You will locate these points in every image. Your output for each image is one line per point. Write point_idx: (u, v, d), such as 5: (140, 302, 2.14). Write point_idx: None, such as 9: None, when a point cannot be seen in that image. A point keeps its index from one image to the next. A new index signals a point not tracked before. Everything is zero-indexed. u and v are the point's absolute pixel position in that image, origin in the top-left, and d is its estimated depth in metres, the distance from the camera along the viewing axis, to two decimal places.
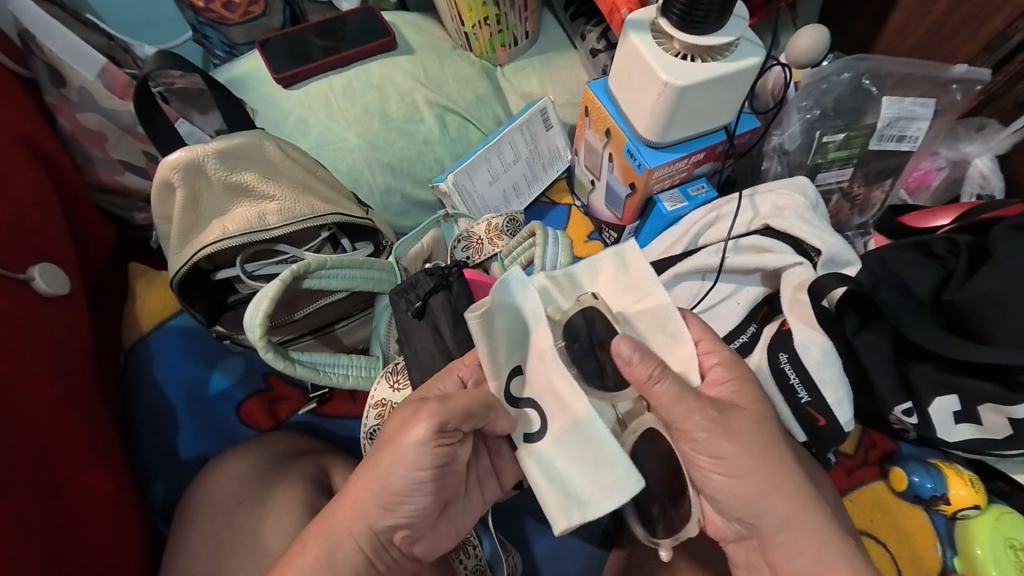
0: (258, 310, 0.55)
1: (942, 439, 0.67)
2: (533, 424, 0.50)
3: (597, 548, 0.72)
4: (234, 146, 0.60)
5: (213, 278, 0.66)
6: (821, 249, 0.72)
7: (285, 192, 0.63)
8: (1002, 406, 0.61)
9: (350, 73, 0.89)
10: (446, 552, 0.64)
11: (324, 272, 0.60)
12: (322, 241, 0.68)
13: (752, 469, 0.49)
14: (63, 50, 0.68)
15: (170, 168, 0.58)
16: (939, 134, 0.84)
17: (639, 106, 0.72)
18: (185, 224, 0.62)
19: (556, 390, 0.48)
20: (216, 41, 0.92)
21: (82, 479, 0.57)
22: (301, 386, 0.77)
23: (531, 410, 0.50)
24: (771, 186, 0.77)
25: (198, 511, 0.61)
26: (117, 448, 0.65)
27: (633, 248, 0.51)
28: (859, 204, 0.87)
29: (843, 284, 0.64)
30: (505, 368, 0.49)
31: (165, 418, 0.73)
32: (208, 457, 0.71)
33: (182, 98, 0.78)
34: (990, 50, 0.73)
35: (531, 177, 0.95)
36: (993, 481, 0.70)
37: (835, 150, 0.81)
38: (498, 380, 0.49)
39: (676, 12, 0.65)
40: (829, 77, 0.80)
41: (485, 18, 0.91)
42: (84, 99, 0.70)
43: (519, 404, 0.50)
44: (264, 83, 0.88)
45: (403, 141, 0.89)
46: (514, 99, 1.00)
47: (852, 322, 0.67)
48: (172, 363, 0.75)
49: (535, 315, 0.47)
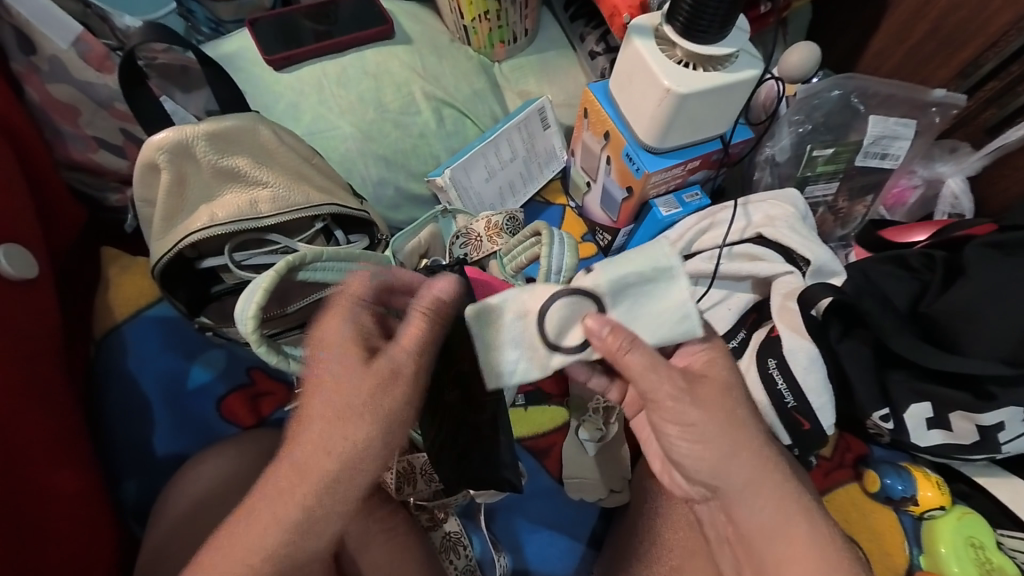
0: (250, 303, 0.52)
1: (914, 444, 0.70)
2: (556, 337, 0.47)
3: (587, 549, 0.72)
4: (226, 128, 0.58)
5: (197, 266, 0.63)
6: (811, 259, 0.75)
7: (280, 179, 0.61)
8: (971, 413, 0.64)
9: (345, 59, 0.86)
10: (437, 552, 0.66)
11: (319, 263, 0.56)
12: (316, 232, 0.65)
13: (756, 463, 0.50)
14: (35, 16, 0.62)
15: (155, 148, 0.55)
16: (917, 154, 0.88)
17: (640, 111, 0.73)
18: (170, 208, 0.59)
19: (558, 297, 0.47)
20: (200, 17, 0.89)
21: (48, 479, 0.53)
22: (288, 381, 0.75)
23: (568, 317, 0.47)
24: (763, 196, 0.80)
25: (175, 511, 0.58)
26: (87, 444, 0.60)
27: (640, 306, 0.48)
28: (842, 217, 0.91)
29: (829, 294, 0.67)
30: (655, 286, 0.47)
31: (139, 413, 0.68)
32: (187, 455, 0.68)
33: (163, 75, 0.73)
34: (962, 77, 0.77)
35: (526, 176, 0.94)
36: (955, 483, 0.75)
37: (824, 164, 0.85)
38: (669, 275, 0.47)
39: (680, 20, 0.66)
40: (819, 93, 0.82)
41: (484, 12, 0.89)
42: (56, 68, 0.65)
43: (631, 315, 0.48)
44: (253, 64, 0.84)
45: (398, 133, 0.87)
46: (510, 97, 0.98)
47: (836, 330, 0.70)
48: (147, 355, 0.71)
49: (670, 269, 0.47)
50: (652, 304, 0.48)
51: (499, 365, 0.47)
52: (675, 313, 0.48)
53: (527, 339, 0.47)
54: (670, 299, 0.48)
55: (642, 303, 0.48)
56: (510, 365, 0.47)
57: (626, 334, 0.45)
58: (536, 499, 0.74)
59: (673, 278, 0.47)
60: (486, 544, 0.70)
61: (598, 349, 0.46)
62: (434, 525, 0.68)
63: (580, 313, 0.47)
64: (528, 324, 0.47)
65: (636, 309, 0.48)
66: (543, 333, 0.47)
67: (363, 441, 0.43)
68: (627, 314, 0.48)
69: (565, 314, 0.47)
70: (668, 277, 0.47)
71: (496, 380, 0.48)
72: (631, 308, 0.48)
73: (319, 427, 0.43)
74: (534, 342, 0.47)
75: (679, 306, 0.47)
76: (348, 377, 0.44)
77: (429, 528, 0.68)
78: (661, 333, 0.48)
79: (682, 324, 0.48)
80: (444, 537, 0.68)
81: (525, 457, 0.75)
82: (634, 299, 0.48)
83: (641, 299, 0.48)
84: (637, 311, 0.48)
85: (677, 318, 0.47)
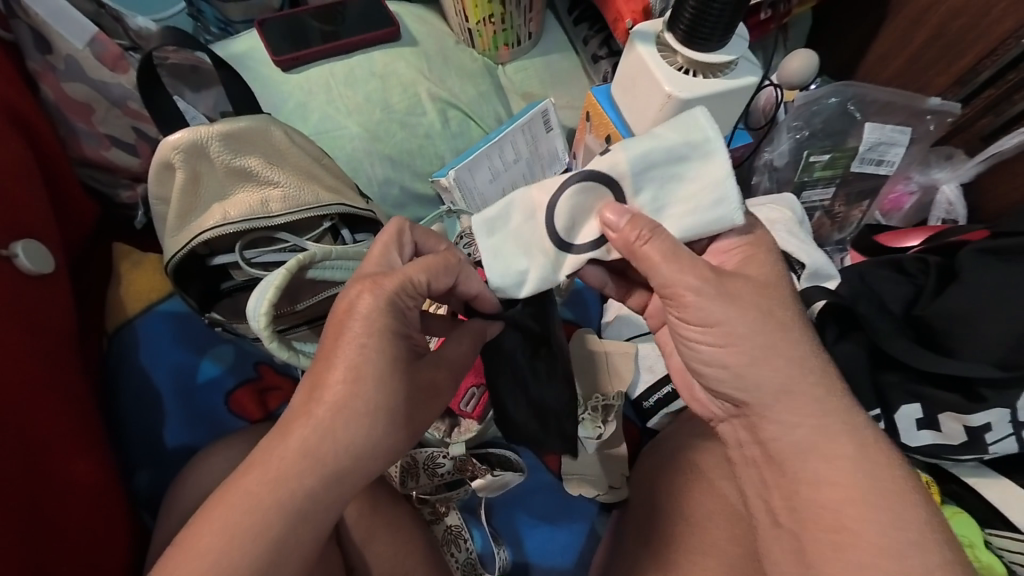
0: (262, 299, 0.54)
1: (905, 445, 0.70)
2: (570, 239, 0.51)
3: (586, 543, 0.73)
4: (240, 129, 0.59)
5: (209, 263, 0.65)
6: (806, 262, 0.77)
7: (290, 179, 0.63)
8: (962, 415, 0.65)
9: (352, 60, 0.88)
10: (439, 544, 0.68)
11: (328, 262, 0.60)
12: (324, 231, 0.66)
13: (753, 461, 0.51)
14: (50, 15, 0.63)
15: (171, 148, 0.57)
16: (914, 161, 0.89)
17: (642, 115, 0.75)
18: (184, 206, 0.61)
19: (576, 190, 0.50)
20: (210, 17, 0.90)
21: (65, 467, 0.55)
22: (294, 376, 0.77)
23: (585, 214, 0.51)
24: (761, 201, 0.82)
25: (186, 501, 0.59)
26: (101, 434, 0.62)
27: (673, 186, 0.51)
28: (839, 222, 0.92)
29: (823, 297, 0.71)
30: (686, 164, 0.51)
31: (150, 406, 0.70)
32: (196, 448, 0.69)
33: (174, 74, 0.75)
34: (961, 84, 0.78)
35: (529, 177, 0.96)
36: (948, 483, 0.77)
37: (820, 169, 0.86)
38: (699, 150, 0.50)
39: (682, 27, 0.67)
40: (818, 99, 0.84)
41: (489, 15, 0.91)
42: (72, 67, 0.67)
43: (659, 196, 0.51)
44: (262, 64, 0.86)
45: (404, 133, 0.88)
46: (515, 98, 1.00)
47: (831, 332, 0.72)
48: (158, 350, 0.72)
49: (700, 146, 0.50)
50: (685, 186, 0.51)
51: (519, 265, 0.51)
52: (708, 193, 0.50)
53: (540, 241, 0.51)
54: (701, 177, 0.50)
55: (674, 185, 0.51)
56: (530, 262, 0.51)
57: (645, 222, 0.47)
58: (537, 494, 0.76)
59: (704, 156, 0.50)
60: (487, 538, 0.72)
61: (615, 241, 0.49)
62: (436, 519, 0.70)
63: (601, 204, 0.51)
64: (542, 221, 0.51)
65: (668, 190, 0.51)
66: (556, 233, 0.51)
67: (352, 442, 0.45)
68: (658, 194, 0.51)
69: (584, 207, 0.51)
70: (699, 154, 0.50)
71: (515, 278, 0.51)
72: (661, 188, 0.51)
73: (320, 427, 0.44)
74: (547, 241, 0.51)
75: (714, 185, 0.50)
76: (356, 369, 0.46)
77: (432, 521, 0.70)
78: (695, 213, 0.50)
79: (715, 204, 0.50)
80: (446, 531, 0.70)
81: (526, 454, 0.77)
82: (660, 186, 0.51)
83: (672, 180, 0.51)
84: (663, 198, 0.51)
85: (714, 201, 0.50)
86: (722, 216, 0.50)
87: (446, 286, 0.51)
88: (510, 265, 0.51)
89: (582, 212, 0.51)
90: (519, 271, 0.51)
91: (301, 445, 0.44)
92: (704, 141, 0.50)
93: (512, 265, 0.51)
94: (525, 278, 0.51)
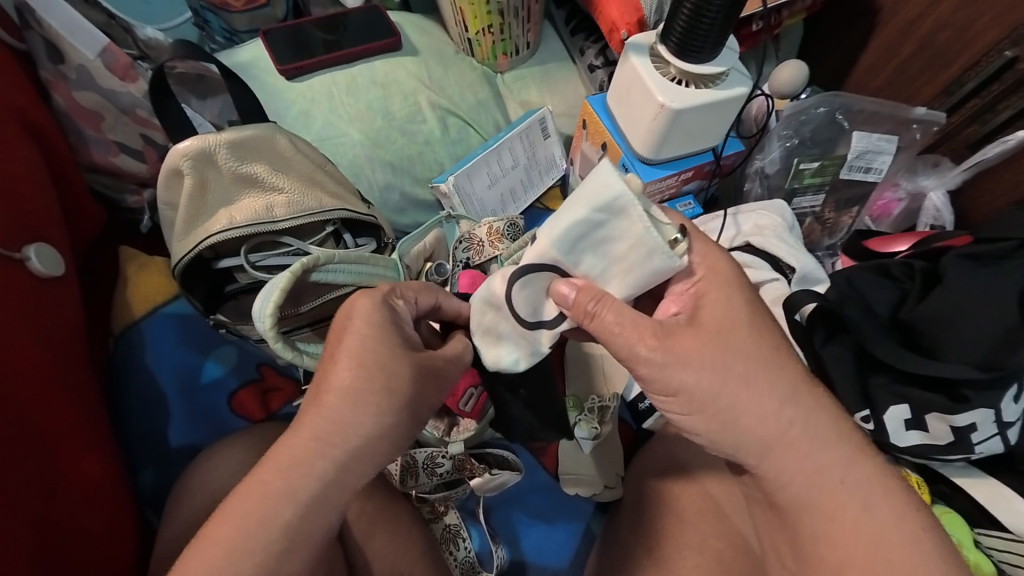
0: (268, 301, 0.56)
1: (894, 445, 0.72)
2: (537, 315, 0.52)
3: (582, 543, 0.74)
4: (246, 138, 0.61)
5: (214, 266, 0.66)
6: (795, 267, 0.79)
7: (294, 186, 0.65)
8: (946, 414, 0.67)
9: (354, 69, 0.90)
10: (438, 543, 0.70)
11: (332, 265, 0.61)
12: (326, 235, 0.68)
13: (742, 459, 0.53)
14: (63, 27, 0.65)
15: (181, 155, 0.59)
16: (901, 167, 0.91)
17: (636, 124, 0.77)
18: (191, 211, 0.62)
19: (518, 279, 0.50)
20: (216, 26, 0.92)
21: (74, 464, 0.56)
22: (294, 377, 0.78)
23: (542, 293, 0.51)
24: (752, 207, 0.84)
25: (189, 498, 0.61)
26: (107, 433, 0.63)
27: (610, 249, 0.48)
28: (829, 227, 0.95)
29: (812, 300, 0.72)
30: (607, 229, 0.47)
31: (155, 406, 0.71)
32: (201, 446, 0.71)
33: (182, 83, 0.77)
34: (947, 94, 0.81)
35: (527, 183, 0.98)
36: (937, 484, 0.77)
37: (810, 176, 0.88)
38: (612, 212, 0.46)
39: (673, 40, 0.69)
40: (806, 109, 0.86)
41: (489, 26, 0.93)
42: (83, 77, 0.69)
43: (602, 265, 0.49)
44: (267, 73, 0.88)
45: (405, 140, 0.90)
46: (512, 106, 1.02)
47: (820, 335, 0.74)
48: (163, 351, 0.74)
49: (610, 205, 0.46)
50: (620, 247, 0.48)
51: (497, 346, 0.53)
52: (642, 247, 0.47)
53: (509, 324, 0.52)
54: (626, 235, 0.47)
55: (607, 250, 0.48)
56: (504, 340, 0.53)
57: (593, 293, 0.48)
58: (533, 493, 0.77)
59: (618, 214, 0.46)
60: (484, 537, 0.73)
61: (571, 314, 0.49)
62: (435, 518, 0.72)
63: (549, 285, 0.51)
64: (501, 308, 0.52)
65: (607, 255, 0.49)
66: (518, 317, 0.52)
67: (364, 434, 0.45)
68: (600, 263, 0.49)
69: (535, 288, 0.51)
70: (614, 213, 0.46)
71: (495, 356, 0.53)
72: (597, 256, 0.49)
73: (333, 417, 0.45)
74: (514, 324, 0.52)
75: (642, 238, 0.47)
76: (367, 360, 0.46)
77: (430, 520, 0.72)
78: (640, 272, 0.48)
79: (655, 256, 0.47)
80: (444, 529, 0.71)
81: (524, 454, 0.79)
82: (594, 252, 0.49)
83: (603, 245, 0.48)
84: (603, 262, 0.49)
85: (646, 255, 0.47)
86: (667, 267, 0.47)
87: (432, 303, 0.54)
88: (498, 352, 0.52)
89: (540, 287, 0.51)
90: (496, 351, 0.53)
91: (313, 437, 0.44)
92: (612, 203, 0.46)
93: (489, 347, 0.53)
94: (506, 357, 0.53)
